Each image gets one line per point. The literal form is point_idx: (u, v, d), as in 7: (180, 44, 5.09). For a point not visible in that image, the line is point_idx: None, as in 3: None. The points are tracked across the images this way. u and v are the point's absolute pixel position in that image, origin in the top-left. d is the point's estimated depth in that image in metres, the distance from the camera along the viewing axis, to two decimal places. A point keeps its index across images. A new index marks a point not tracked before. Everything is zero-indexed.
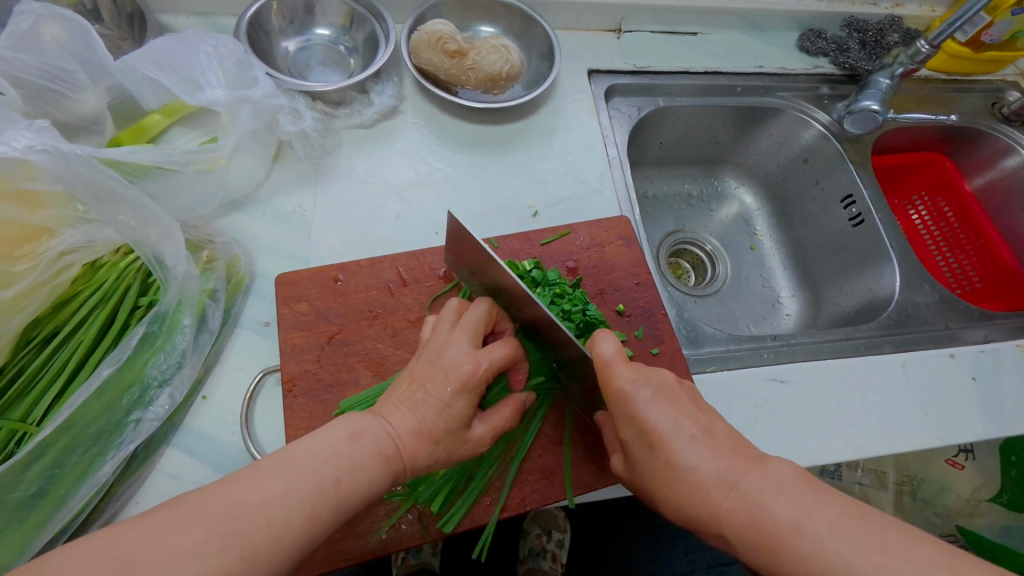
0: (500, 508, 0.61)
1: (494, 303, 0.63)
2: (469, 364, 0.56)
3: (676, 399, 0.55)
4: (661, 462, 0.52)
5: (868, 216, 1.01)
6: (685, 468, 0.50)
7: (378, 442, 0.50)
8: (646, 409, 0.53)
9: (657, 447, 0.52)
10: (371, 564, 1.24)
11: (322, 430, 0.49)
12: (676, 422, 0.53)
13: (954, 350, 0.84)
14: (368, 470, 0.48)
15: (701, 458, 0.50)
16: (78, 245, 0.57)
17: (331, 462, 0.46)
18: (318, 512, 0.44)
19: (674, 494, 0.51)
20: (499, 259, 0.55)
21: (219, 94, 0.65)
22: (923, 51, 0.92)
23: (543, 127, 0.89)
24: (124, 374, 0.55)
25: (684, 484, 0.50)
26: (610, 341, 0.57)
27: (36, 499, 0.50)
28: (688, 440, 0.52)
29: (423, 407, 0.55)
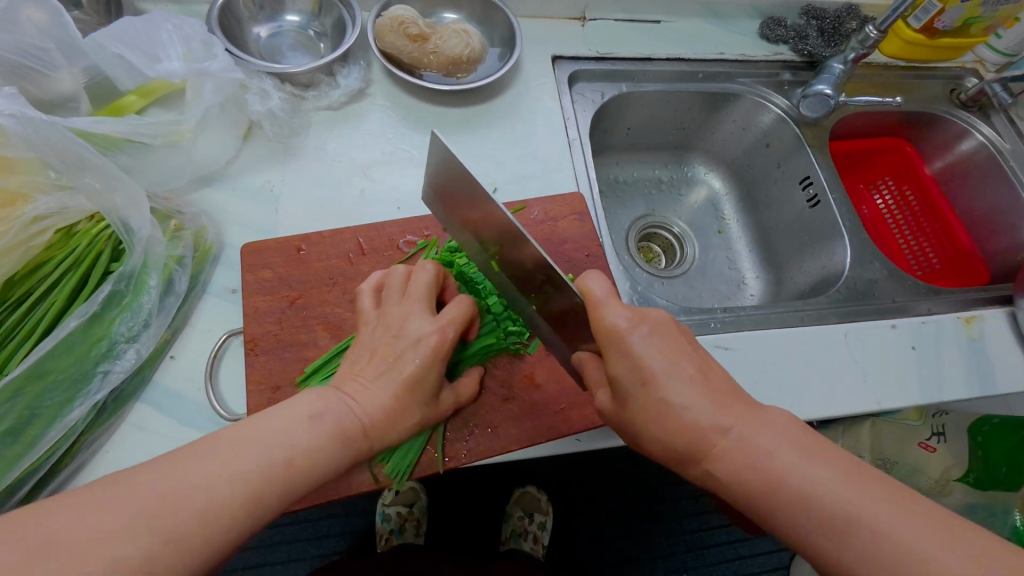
0: (446, 459, 0.65)
1: (439, 266, 0.68)
2: (435, 334, 0.61)
3: (674, 343, 0.58)
4: (656, 401, 0.56)
5: (824, 197, 1.04)
6: (681, 407, 0.55)
7: (338, 420, 0.55)
8: (643, 351, 0.56)
9: (654, 388, 0.56)
10: (351, 539, 1.29)
11: (283, 411, 0.53)
12: (675, 364, 0.56)
13: (896, 320, 0.88)
14: (322, 450, 0.52)
15: (697, 399, 0.55)
16: (52, 212, 0.61)
17: (285, 444, 0.50)
18: (262, 492, 0.48)
19: (667, 431, 0.55)
20: (499, 203, 0.56)
21: (177, 66, 0.71)
22: (871, 36, 0.95)
23: (505, 109, 0.93)
24: (94, 329, 0.60)
25: (679, 422, 0.55)
26: (599, 280, 0.59)
27: (10, 436, 0.55)
28: (686, 381, 0.56)
29: (394, 378, 0.59)
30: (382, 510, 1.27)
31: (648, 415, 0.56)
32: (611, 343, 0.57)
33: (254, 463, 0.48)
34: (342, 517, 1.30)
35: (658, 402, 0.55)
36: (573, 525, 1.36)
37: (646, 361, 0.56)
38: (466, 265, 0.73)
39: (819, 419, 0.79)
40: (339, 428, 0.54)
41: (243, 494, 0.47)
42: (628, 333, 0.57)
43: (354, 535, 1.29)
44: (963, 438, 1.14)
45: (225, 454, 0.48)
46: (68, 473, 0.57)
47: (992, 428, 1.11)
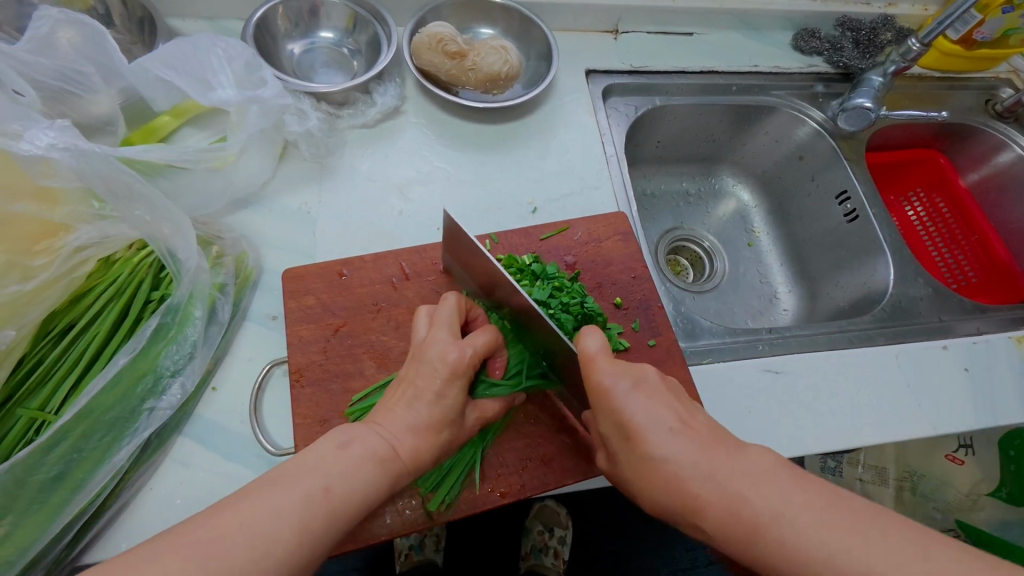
0: (500, 494, 0.63)
1: (461, 295, 0.65)
2: (455, 352, 0.58)
3: (659, 394, 0.55)
4: (638, 457, 0.52)
5: (863, 212, 1.02)
6: (664, 461, 0.51)
7: (369, 445, 0.51)
8: (625, 403, 0.54)
9: (636, 442, 0.52)
10: (373, 560, 1.26)
11: (312, 447, 0.51)
12: (655, 416, 0.53)
13: (947, 341, 0.86)
14: (360, 478, 0.49)
15: (681, 450, 0.51)
16: (94, 241, 0.59)
17: (321, 473, 0.48)
18: (307, 527, 0.45)
19: (654, 486, 0.52)
20: (495, 261, 0.56)
21: (231, 94, 0.68)
22: (914, 49, 0.93)
23: (541, 125, 0.91)
24: (139, 364, 0.57)
25: (664, 478, 0.51)
26: (595, 337, 0.57)
27: (57, 480, 0.52)
28: (665, 434, 0.52)
29: (421, 408, 0.56)
30: None
31: (635, 469, 0.53)
32: (598, 398, 0.55)
33: (295, 498, 0.45)
34: None
35: (645, 459, 0.52)
36: (599, 544, 1.34)
37: (629, 416, 0.53)
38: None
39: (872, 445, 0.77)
40: (373, 452, 0.51)
41: (291, 531, 0.44)
42: (611, 384, 0.54)
43: (376, 556, 1.27)
44: (992, 452, 1.14)
45: (266, 494, 0.45)
46: (112, 515, 0.55)
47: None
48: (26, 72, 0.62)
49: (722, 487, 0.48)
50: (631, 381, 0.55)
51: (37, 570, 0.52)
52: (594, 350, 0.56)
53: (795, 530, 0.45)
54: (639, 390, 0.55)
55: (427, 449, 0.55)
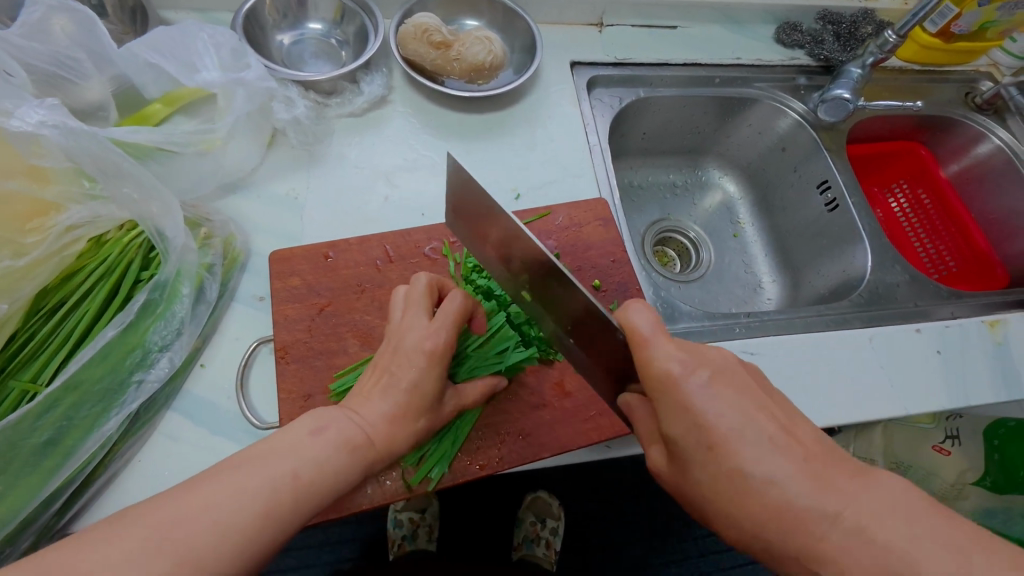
0: (479, 467, 0.64)
1: (433, 277, 0.66)
2: (430, 340, 0.59)
3: (741, 391, 0.52)
4: (726, 468, 0.49)
5: (843, 201, 1.04)
6: (764, 478, 0.48)
7: (342, 432, 0.53)
8: (708, 407, 0.50)
9: (724, 454, 0.49)
10: (365, 547, 1.28)
11: (287, 431, 0.53)
12: (748, 423, 0.50)
13: (921, 324, 0.88)
14: (330, 463, 0.51)
15: (779, 466, 0.48)
16: (84, 221, 0.61)
17: (293, 457, 0.50)
18: (273, 509, 0.47)
19: (744, 502, 0.48)
20: (518, 219, 0.53)
21: (215, 75, 0.71)
22: (890, 40, 0.96)
23: (526, 115, 0.93)
24: (129, 338, 0.60)
25: (761, 494, 0.48)
26: (644, 314, 0.55)
27: (48, 447, 0.54)
28: (763, 445, 0.49)
29: (393, 393, 0.58)
30: (395, 516, 1.26)
31: (720, 487, 0.50)
32: (671, 397, 0.52)
33: (264, 480, 0.47)
34: (354, 524, 1.29)
35: (732, 472, 0.49)
36: (589, 533, 1.35)
37: (713, 421, 0.50)
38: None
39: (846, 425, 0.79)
40: (344, 439, 0.53)
41: (256, 512, 0.46)
42: (690, 384, 0.51)
43: (366, 542, 1.28)
44: (978, 443, 1.13)
45: (237, 473, 0.47)
46: (101, 484, 0.57)
47: (1009, 432, 1.09)
48: (18, 57, 0.64)
49: (840, 514, 0.46)
50: (710, 379, 0.52)
51: (28, 534, 0.54)
52: (649, 332, 0.54)
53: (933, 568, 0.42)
54: (718, 388, 0.52)
55: (404, 422, 0.57)
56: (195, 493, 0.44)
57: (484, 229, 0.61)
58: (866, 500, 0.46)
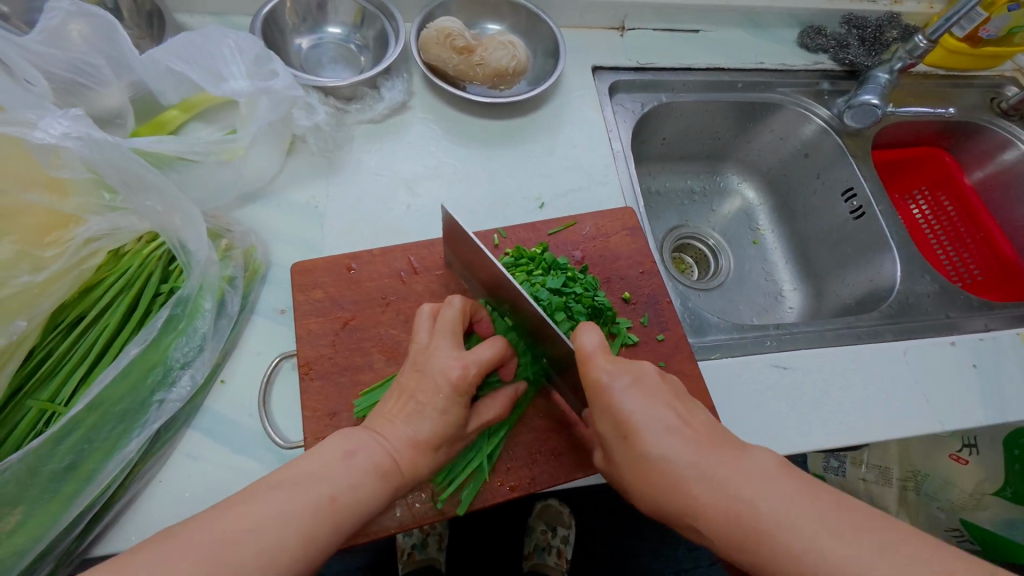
0: (510, 488, 0.62)
1: (466, 300, 0.64)
2: (457, 369, 0.57)
3: (654, 391, 0.57)
4: (637, 454, 0.54)
5: (869, 209, 1.02)
6: (661, 460, 0.53)
7: (373, 458, 0.52)
8: (624, 403, 0.55)
9: (633, 441, 0.54)
10: (377, 559, 1.26)
11: (316, 453, 0.51)
12: (655, 415, 0.55)
13: (954, 337, 0.86)
14: (364, 488, 0.50)
15: (678, 450, 0.53)
16: (103, 233, 0.59)
17: (326, 481, 0.48)
18: (313, 535, 0.45)
19: (653, 484, 0.53)
20: (500, 265, 0.55)
21: (243, 86, 0.68)
22: (920, 46, 0.94)
23: (548, 121, 0.91)
24: (149, 355, 0.57)
25: (663, 475, 0.52)
26: (592, 335, 0.59)
27: (68, 471, 0.52)
28: (663, 432, 0.54)
29: (419, 418, 0.56)
30: (408, 527, 1.23)
31: (634, 470, 0.55)
32: (596, 397, 0.57)
33: (302, 504, 0.46)
34: None
35: (640, 457, 0.54)
36: (604, 545, 1.33)
37: (627, 414, 0.55)
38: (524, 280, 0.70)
39: (881, 441, 0.77)
40: (375, 464, 0.52)
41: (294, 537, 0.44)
42: (609, 383, 0.56)
43: (378, 553, 1.26)
44: (997, 451, 1.10)
45: (271, 499, 0.46)
46: (123, 506, 0.55)
47: None
48: (36, 63, 0.61)
49: (711, 486, 0.50)
50: (630, 379, 0.57)
51: (49, 560, 0.52)
52: (591, 348, 0.57)
53: (772, 522, 0.47)
54: (636, 386, 0.57)
55: (436, 441, 0.56)
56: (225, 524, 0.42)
57: (475, 263, 0.62)
58: (747, 475, 0.50)
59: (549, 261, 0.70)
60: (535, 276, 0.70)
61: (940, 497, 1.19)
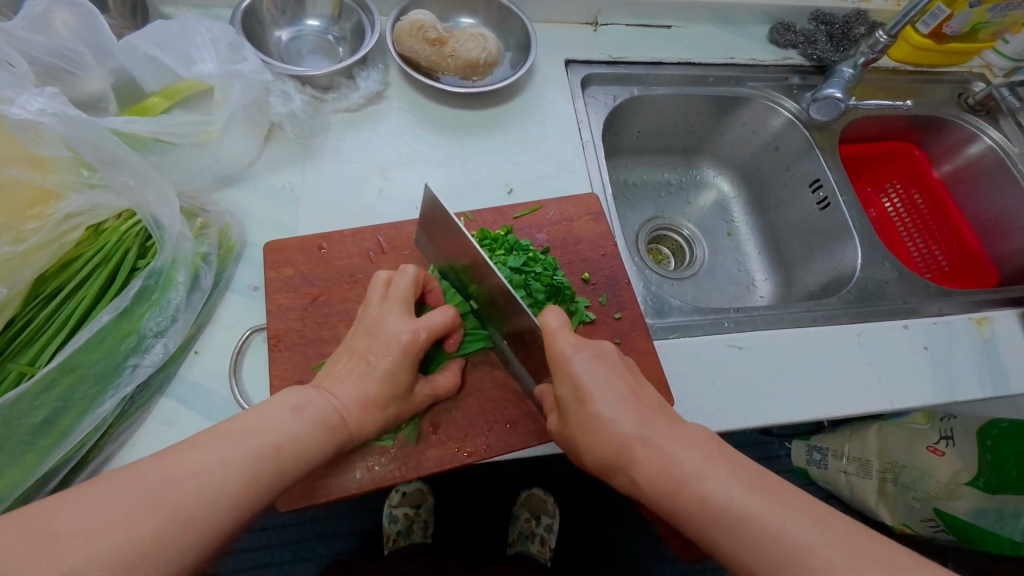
0: (466, 454, 0.66)
1: (419, 270, 0.68)
2: (408, 333, 0.62)
3: (613, 365, 0.60)
4: (590, 418, 0.57)
5: (834, 199, 1.05)
6: (608, 421, 0.57)
7: (322, 411, 0.56)
8: (583, 372, 0.59)
9: (583, 402, 0.58)
10: (359, 542, 1.28)
11: (267, 407, 0.55)
12: (609, 383, 0.59)
13: (908, 321, 0.89)
14: (308, 439, 0.54)
15: (625, 414, 0.57)
16: (83, 209, 0.62)
17: (273, 431, 0.52)
18: (254, 480, 0.49)
19: (594, 441, 0.58)
20: (490, 260, 0.59)
21: (211, 68, 0.73)
22: (880, 40, 0.97)
23: (518, 111, 0.94)
24: (123, 324, 0.61)
25: (605, 432, 0.57)
26: (557, 315, 0.62)
27: (45, 426, 0.56)
28: (616, 399, 0.58)
29: (368, 377, 0.60)
30: (390, 512, 1.26)
31: (577, 429, 0.59)
32: (553, 361, 0.60)
33: (247, 447, 0.50)
34: (348, 519, 1.30)
35: (586, 415, 0.58)
36: (583, 532, 1.36)
37: (582, 377, 0.59)
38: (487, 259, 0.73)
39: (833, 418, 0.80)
40: (321, 417, 0.56)
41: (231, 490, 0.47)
42: (567, 349, 0.60)
43: (360, 536, 1.29)
44: (972, 441, 1.09)
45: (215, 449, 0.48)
46: (96, 465, 0.58)
47: (1002, 432, 1.04)
48: (21, 48, 0.65)
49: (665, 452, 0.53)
50: (590, 352, 0.60)
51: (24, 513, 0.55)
52: (555, 325, 0.61)
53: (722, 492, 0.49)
54: (596, 359, 0.60)
55: (382, 400, 0.60)
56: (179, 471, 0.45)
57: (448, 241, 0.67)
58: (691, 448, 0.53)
59: (511, 241, 0.74)
60: (497, 256, 0.74)
61: (917, 486, 1.18)
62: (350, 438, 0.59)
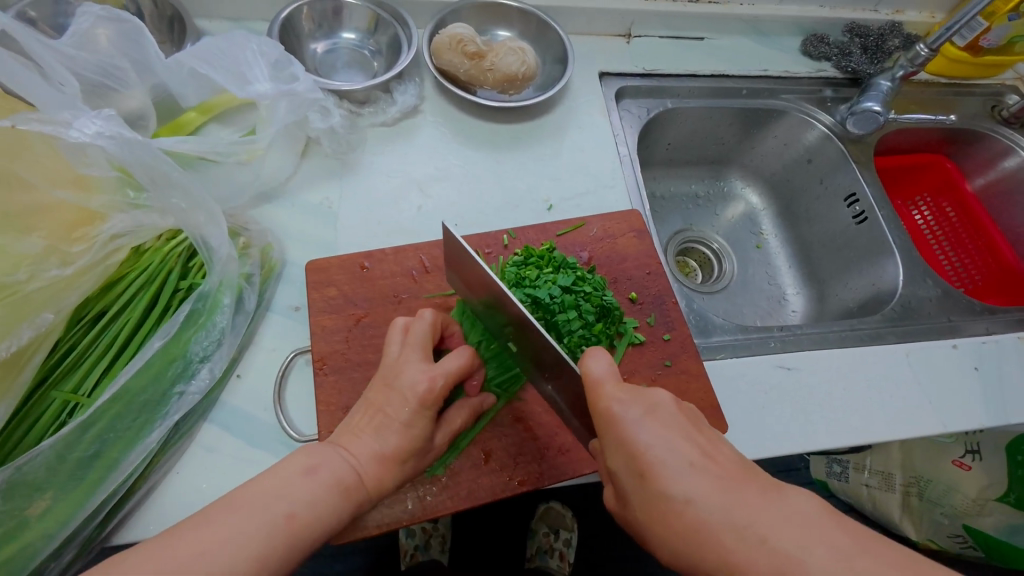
0: (518, 483, 0.64)
1: (437, 315, 0.65)
2: (424, 383, 0.58)
3: (672, 421, 0.53)
4: (657, 496, 0.49)
5: (872, 214, 1.04)
6: (686, 503, 0.47)
7: (336, 472, 0.52)
8: (638, 434, 0.51)
9: (651, 479, 0.49)
10: (379, 559, 1.25)
11: (275, 470, 0.51)
12: (674, 450, 0.50)
13: (957, 341, 0.87)
14: (322, 503, 0.50)
15: (704, 490, 0.47)
16: (127, 230, 0.61)
17: (286, 497, 0.49)
18: (266, 555, 0.46)
19: (677, 532, 0.47)
20: (511, 294, 0.54)
21: (266, 88, 0.71)
22: (922, 54, 0.96)
23: (555, 124, 0.93)
24: (170, 349, 0.59)
25: (684, 521, 0.47)
26: (601, 360, 0.56)
27: (93, 458, 0.54)
28: (686, 471, 0.49)
29: (383, 431, 0.57)
30: (407, 526, 1.24)
31: (650, 512, 0.49)
32: (609, 429, 0.53)
33: (258, 523, 0.46)
34: (368, 535, 1.27)
35: (659, 498, 0.49)
36: (605, 547, 1.33)
37: (643, 448, 0.51)
38: (536, 277, 0.72)
39: (884, 441, 0.78)
40: (336, 479, 0.52)
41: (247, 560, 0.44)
42: (620, 412, 0.52)
43: (381, 553, 1.26)
44: (1001, 456, 1.05)
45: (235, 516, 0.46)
46: (142, 496, 0.56)
47: None
48: (68, 66, 0.64)
49: (754, 534, 0.45)
50: (644, 408, 0.53)
51: (71, 547, 0.53)
52: (600, 373, 0.55)
53: None
54: (651, 417, 0.52)
55: (403, 454, 0.57)
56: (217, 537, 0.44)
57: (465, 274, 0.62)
58: (786, 524, 0.45)
59: (560, 259, 0.73)
60: (546, 273, 0.72)
61: (944, 503, 1.15)
62: (368, 498, 0.55)
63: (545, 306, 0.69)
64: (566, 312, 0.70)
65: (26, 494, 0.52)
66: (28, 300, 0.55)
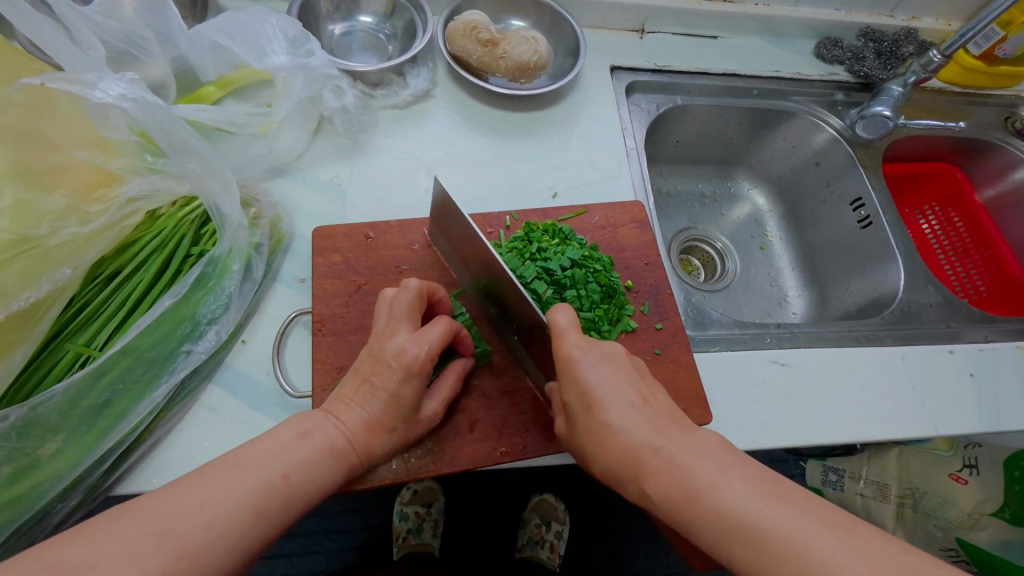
0: (502, 452, 0.65)
1: (427, 283, 0.66)
2: (412, 350, 0.59)
3: (621, 366, 0.59)
4: (598, 426, 0.56)
5: (876, 219, 1.04)
6: (620, 430, 0.55)
7: (329, 437, 0.55)
8: (590, 377, 0.57)
9: (596, 412, 0.56)
10: (370, 537, 1.27)
11: (273, 435, 0.54)
12: (618, 389, 0.57)
13: (954, 347, 0.88)
14: (317, 466, 0.53)
15: (636, 422, 0.55)
16: (144, 194, 0.64)
17: (280, 459, 0.51)
18: (263, 508, 0.48)
19: (610, 458, 0.55)
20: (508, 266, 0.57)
21: (282, 60, 0.74)
22: (934, 60, 0.95)
23: (562, 113, 0.94)
24: (181, 309, 0.62)
25: (618, 446, 0.55)
26: (566, 313, 0.60)
27: (102, 408, 0.57)
28: (626, 406, 0.56)
29: (373, 399, 0.59)
30: (401, 509, 1.24)
31: (590, 440, 0.57)
32: (567, 372, 0.58)
33: (257, 475, 0.49)
34: (361, 514, 1.29)
35: (599, 428, 0.56)
36: (595, 541, 1.33)
37: (593, 387, 0.57)
38: (545, 250, 0.74)
39: (878, 438, 0.79)
40: (330, 444, 0.55)
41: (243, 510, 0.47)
42: (579, 360, 0.58)
43: (372, 532, 1.28)
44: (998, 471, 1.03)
45: (226, 474, 0.48)
46: (146, 449, 0.58)
47: None
48: (96, 33, 0.67)
49: (670, 456, 0.51)
50: (598, 355, 0.58)
51: (77, 492, 0.56)
52: (565, 324, 0.59)
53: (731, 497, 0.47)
54: (604, 364, 0.58)
55: (390, 419, 0.59)
56: (208, 487, 0.46)
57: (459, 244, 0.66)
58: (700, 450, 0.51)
59: (568, 232, 0.76)
60: (554, 246, 0.75)
61: (939, 516, 1.10)
62: (360, 460, 0.58)
63: (556, 278, 0.73)
64: (576, 286, 0.73)
65: (39, 440, 0.54)
66: (47, 255, 0.58)
